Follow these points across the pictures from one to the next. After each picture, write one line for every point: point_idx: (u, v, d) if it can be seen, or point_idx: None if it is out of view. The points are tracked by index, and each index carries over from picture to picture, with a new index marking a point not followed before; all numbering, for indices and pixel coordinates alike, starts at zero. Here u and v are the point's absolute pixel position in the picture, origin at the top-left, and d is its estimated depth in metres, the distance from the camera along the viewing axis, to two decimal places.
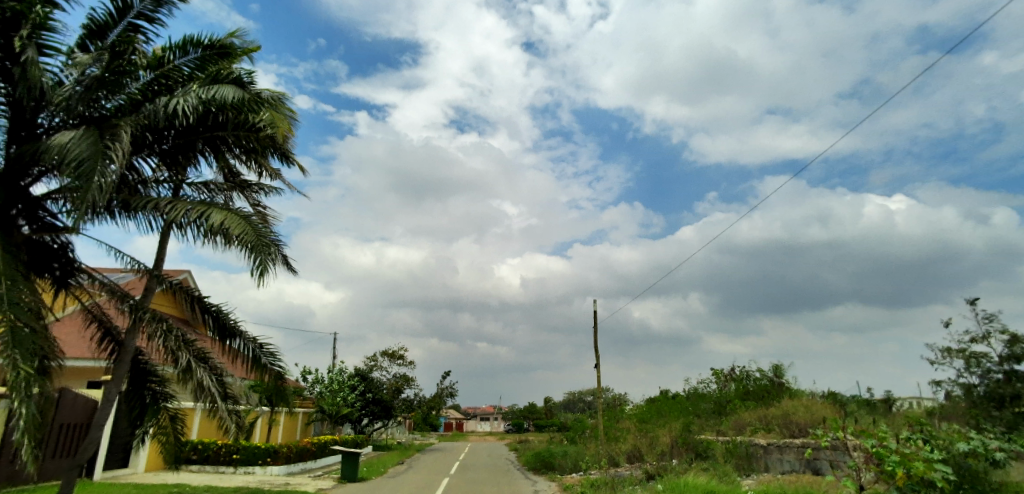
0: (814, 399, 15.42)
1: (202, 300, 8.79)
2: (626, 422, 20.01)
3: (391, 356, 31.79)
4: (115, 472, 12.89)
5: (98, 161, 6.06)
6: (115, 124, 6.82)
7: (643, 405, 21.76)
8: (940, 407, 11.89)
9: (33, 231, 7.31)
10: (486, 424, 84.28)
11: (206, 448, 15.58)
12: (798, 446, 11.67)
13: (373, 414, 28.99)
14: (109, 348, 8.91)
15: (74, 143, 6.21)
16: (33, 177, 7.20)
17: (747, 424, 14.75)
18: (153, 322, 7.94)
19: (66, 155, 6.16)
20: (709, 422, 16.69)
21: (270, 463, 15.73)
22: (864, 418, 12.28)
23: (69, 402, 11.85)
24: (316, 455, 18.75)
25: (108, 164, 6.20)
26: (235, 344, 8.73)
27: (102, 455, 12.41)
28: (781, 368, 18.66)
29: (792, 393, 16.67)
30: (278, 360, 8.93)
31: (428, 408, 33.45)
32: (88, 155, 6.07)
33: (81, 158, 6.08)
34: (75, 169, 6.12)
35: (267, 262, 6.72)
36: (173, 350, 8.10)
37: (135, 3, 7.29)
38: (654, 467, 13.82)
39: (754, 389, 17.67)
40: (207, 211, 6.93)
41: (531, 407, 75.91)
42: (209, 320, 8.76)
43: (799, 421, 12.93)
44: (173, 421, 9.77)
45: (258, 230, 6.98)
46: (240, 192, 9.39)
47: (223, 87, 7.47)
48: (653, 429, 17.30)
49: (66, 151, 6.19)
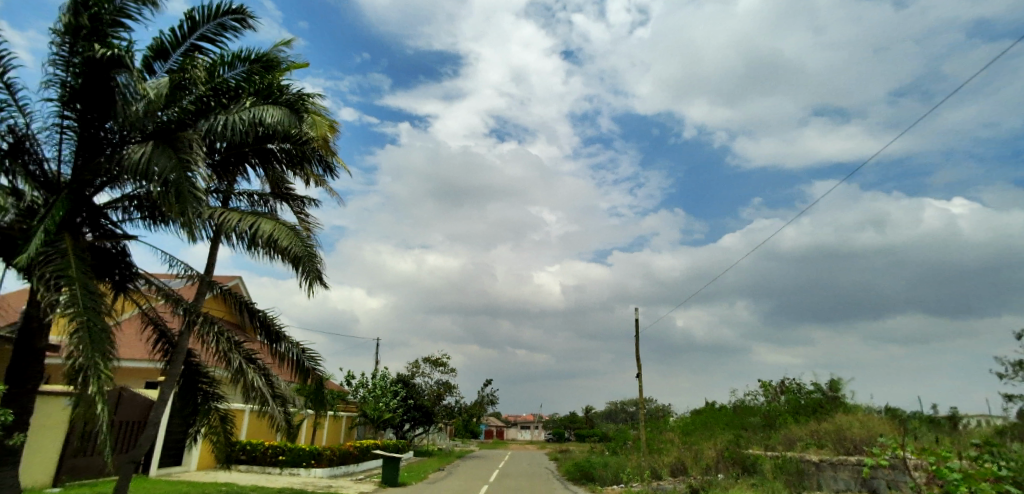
0: (871, 415, 14.61)
1: (250, 304, 9.08)
2: (670, 434, 19.52)
3: (434, 363, 32.03)
4: (168, 470, 13.45)
5: (175, 175, 6.42)
6: (181, 136, 7.13)
7: (687, 417, 21.21)
8: (1013, 427, 11.02)
9: (95, 238, 7.74)
10: (527, 432, 84.10)
11: (254, 449, 16.00)
12: (853, 464, 11.02)
13: (414, 419, 29.38)
14: (163, 349, 9.30)
15: (150, 159, 6.52)
16: (96, 188, 7.61)
17: (798, 439, 14.06)
18: (205, 325, 8.29)
19: (146, 169, 6.48)
20: (758, 436, 16.09)
21: (314, 465, 16.02)
22: (926, 436, 11.51)
23: (128, 401, 12.42)
24: (358, 458, 19.04)
25: (190, 177, 6.58)
26: (280, 347, 8.96)
27: (157, 452, 12.93)
28: (836, 382, 17.81)
29: (848, 408, 15.84)
30: (322, 363, 9.11)
31: (469, 415, 33.48)
32: (171, 169, 6.46)
33: (159, 173, 6.44)
34: (158, 184, 6.49)
35: (314, 274, 7.05)
36: (225, 352, 8.45)
37: (200, 25, 7.64)
38: (699, 480, 13.35)
39: (806, 402, 16.92)
40: (256, 222, 7.19)
41: (572, 417, 75.23)
42: (255, 325, 9.05)
43: (854, 438, 12.21)
44: (223, 421, 10.05)
45: (305, 242, 7.21)
46: (284, 202, 9.73)
47: (273, 108, 7.80)
48: (697, 442, 16.80)
49: (145, 166, 6.51)
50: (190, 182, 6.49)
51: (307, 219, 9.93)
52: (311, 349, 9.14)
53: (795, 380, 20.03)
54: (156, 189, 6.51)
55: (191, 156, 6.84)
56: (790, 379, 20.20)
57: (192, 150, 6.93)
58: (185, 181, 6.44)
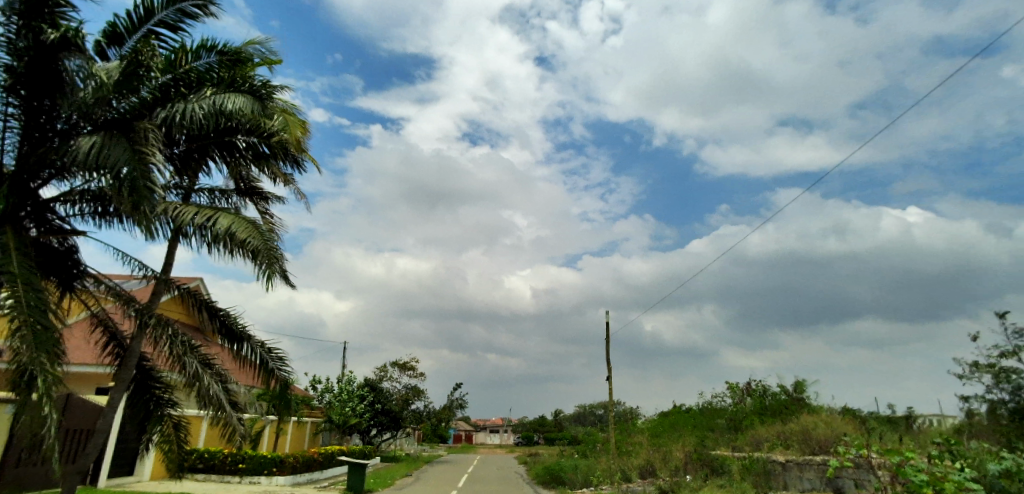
0: (833, 415, 14.90)
1: (210, 305, 8.64)
2: (639, 436, 19.55)
3: (402, 367, 31.51)
4: (120, 480, 12.77)
5: (128, 166, 6.02)
6: (137, 126, 6.72)
7: (655, 419, 21.33)
8: (968, 426, 11.36)
9: (40, 234, 7.24)
10: (496, 436, 83.78)
11: (212, 457, 15.38)
12: (819, 464, 11.16)
13: (382, 424, 28.84)
14: (113, 353, 8.77)
15: (101, 149, 6.11)
16: (43, 180, 7.13)
17: (765, 440, 14.21)
18: (159, 326, 7.83)
19: (96, 160, 6.07)
20: (725, 437, 16.24)
21: (276, 473, 15.54)
22: (888, 435, 11.77)
23: (76, 408, 11.74)
24: (323, 465, 18.52)
25: (145, 169, 6.18)
26: (241, 349, 8.56)
27: (108, 461, 12.27)
28: (800, 383, 18.15)
29: (812, 409, 16.14)
30: (287, 365, 8.75)
31: (438, 419, 33.07)
32: (124, 159, 6.06)
33: (111, 163, 6.04)
34: (109, 176, 6.08)
35: (275, 269, 6.70)
36: (180, 354, 8.00)
37: (157, 10, 7.24)
38: (668, 482, 13.32)
39: (771, 404, 17.17)
40: (214, 216, 6.85)
41: (541, 420, 75.24)
42: (215, 326, 8.61)
43: (819, 437, 12.40)
44: (177, 429, 9.54)
45: (265, 236, 6.88)
46: (249, 200, 9.33)
47: (236, 97, 7.43)
48: (666, 444, 16.85)
49: (95, 157, 6.10)
50: (146, 173, 6.10)
51: (273, 217, 9.54)
52: (275, 350, 8.77)
53: (760, 381, 20.37)
54: (108, 181, 6.10)
55: (146, 146, 6.45)
56: (755, 381, 20.53)
57: (147, 140, 6.53)
58: (140, 172, 6.05)
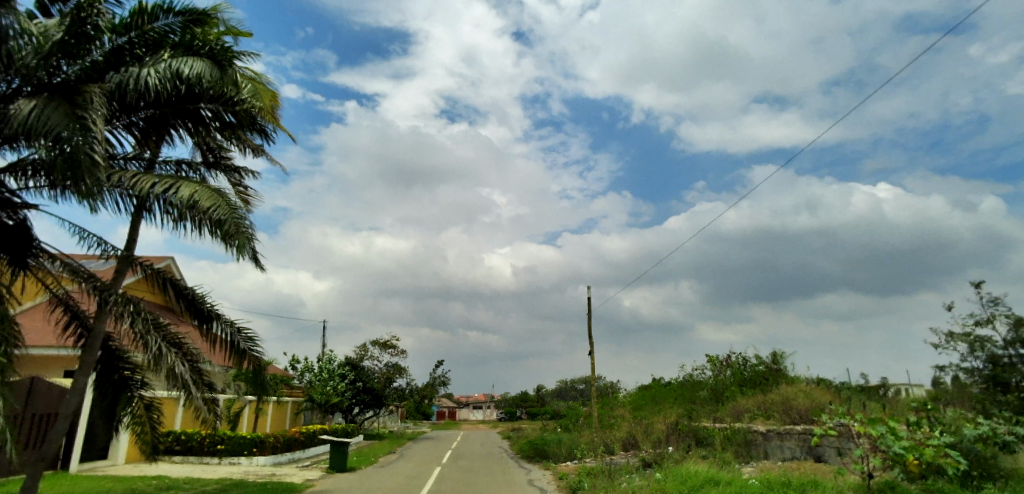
0: (811, 385, 15.19)
1: (177, 282, 8.23)
2: (621, 409, 19.76)
3: (382, 345, 31.30)
4: (92, 464, 12.42)
5: (66, 131, 5.47)
6: (82, 89, 6.16)
7: (636, 392, 21.59)
8: (943, 393, 11.64)
9: None
10: (479, 412, 84.51)
11: (190, 438, 15.06)
12: (800, 433, 11.34)
13: (364, 402, 28.71)
14: (77, 334, 8.38)
15: (41, 115, 5.59)
16: None
17: (746, 410, 14.43)
18: (120, 305, 7.44)
19: (35, 126, 5.54)
20: (706, 409, 16.47)
21: (257, 453, 15.24)
22: (866, 404, 12.01)
23: (42, 392, 11.32)
24: (304, 445, 18.33)
25: (87, 135, 5.62)
26: (211, 328, 8.24)
27: (79, 446, 11.92)
28: (778, 355, 18.46)
29: (790, 379, 16.44)
30: (258, 346, 8.43)
31: (421, 396, 33.05)
32: (63, 125, 5.51)
33: (50, 129, 5.50)
34: (48, 141, 5.53)
35: (242, 239, 6.31)
36: (142, 334, 7.60)
37: None
38: (651, 454, 13.43)
39: (750, 375, 17.45)
40: (176, 185, 6.46)
41: (523, 395, 76.08)
42: (182, 304, 8.24)
43: (800, 407, 12.59)
44: (148, 410, 9.23)
45: (231, 205, 6.50)
46: (221, 173, 8.94)
47: (195, 60, 6.94)
48: (648, 416, 17.05)
49: (36, 123, 5.58)
50: (87, 139, 5.54)
51: (247, 191, 9.15)
52: (246, 330, 8.44)
53: (739, 353, 20.71)
54: (50, 148, 5.59)
55: (90, 110, 5.88)
56: (733, 353, 20.87)
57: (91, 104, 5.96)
58: (80, 138, 5.49)
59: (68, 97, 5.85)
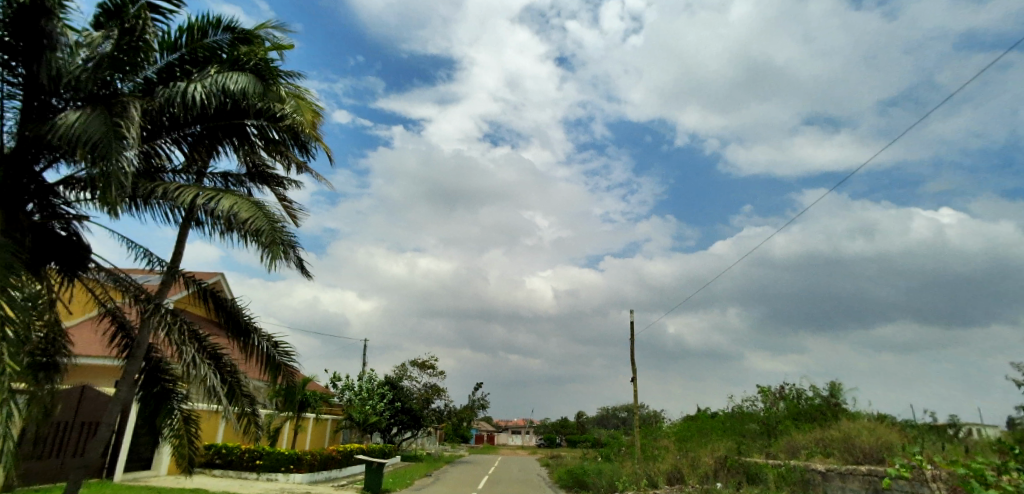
0: (875, 421, 14.06)
1: (218, 295, 8.32)
2: (665, 440, 18.87)
3: (421, 365, 31.26)
4: (135, 474, 12.65)
5: (106, 139, 5.56)
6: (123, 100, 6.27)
7: (682, 423, 20.63)
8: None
9: (42, 218, 6.97)
10: (518, 437, 83.23)
11: (230, 452, 15.21)
12: (864, 474, 10.41)
13: (402, 422, 28.59)
14: (122, 344, 8.56)
15: (83, 123, 5.70)
16: (46, 162, 6.88)
17: (802, 446, 13.44)
18: (160, 315, 7.52)
19: (75, 134, 5.62)
20: (758, 443, 15.50)
21: (293, 470, 15.23)
22: (939, 444, 10.95)
23: (91, 400, 11.66)
24: (341, 463, 18.26)
25: (120, 143, 5.68)
26: (249, 341, 8.26)
27: (124, 455, 12.18)
28: (837, 388, 17.28)
29: (851, 414, 15.30)
30: (293, 360, 8.38)
31: (460, 419, 32.69)
32: (100, 134, 5.59)
33: (87, 136, 5.59)
34: (84, 148, 5.62)
35: (278, 249, 6.24)
36: (178, 343, 7.63)
37: None
38: (698, 490, 12.62)
39: (806, 408, 16.36)
40: (217, 196, 6.51)
41: (563, 422, 74.53)
42: (221, 317, 8.30)
43: (863, 445, 11.58)
44: (187, 423, 9.30)
45: (269, 216, 6.50)
46: (266, 185, 9.09)
47: (239, 74, 7.08)
48: (694, 449, 16.16)
49: (77, 132, 5.66)
50: (121, 149, 5.62)
51: (291, 205, 9.22)
52: (282, 344, 8.42)
53: (793, 385, 19.54)
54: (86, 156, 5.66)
55: (129, 119, 6.00)
56: (787, 384, 19.72)
57: (130, 113, 6.07)
58: (116, 146, 5.57)
59: (108, 106, 5.99)
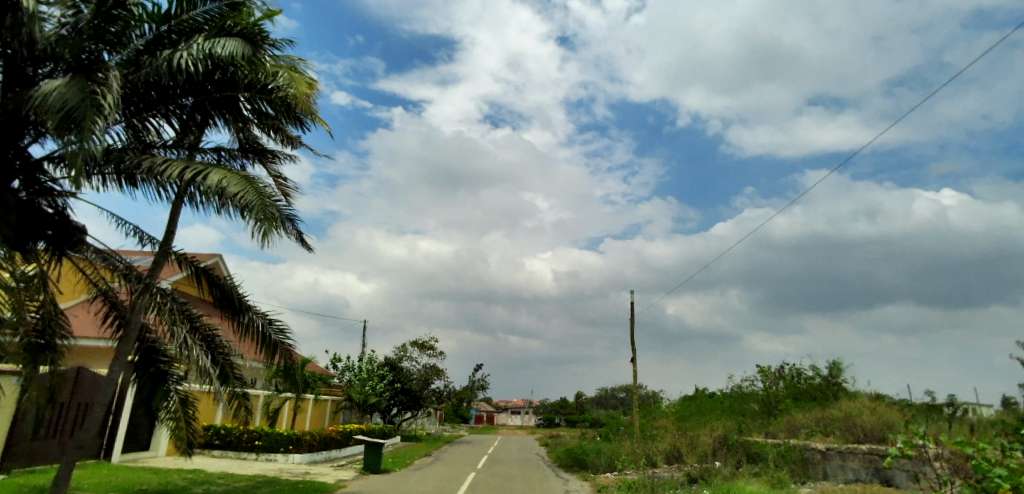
0: (875, 401, 14.03)
1: (211, 274, 8.13)
2: (664, 420, 18.89)
3: (421, 346, 31.29)
4: (134, 455, 12.63)
5: (85, 109, 5.32)
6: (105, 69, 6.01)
7: (681, 403, 20.64)
8: None
9: (29, 195, 6.76)
10: (518, 417, 83.97)
11: (229, 433, 15.20)
12: (865, 453, 10.36)
13: (402, 403, 28.70)
14: (115, 325, 8.42)
15: (62, 93, 5.45)
16: (31, 137, 6.65)
17: (802, 426, 13.40)
18: (151, 294, 7.34)
19: (54, 104, 5.39)
20: (757, 422, 15.49)
21: (293, 451, 15.21)
22: (941, 424, 10.89)
23: (88, 381, 11.61)
24: (341, 443, 18.31)
25: (99, 114, 5.43)
26: (243, 320, 8.11)
27: (122, 436, 12.16)
28: (837, 368, 17.22)
29: (851, 394, 15.26)
30: (289, 338, 8.25)
31: (460, 399, 32.83)
32: (79, 103, 5.35)
33: (65, 105, 5.35)
34: (62, 118, 5.38)
35: (270, 223, 6.02)
36: (171, 323, 7.48)
37: None
38: (697, 469, 12.61)
39: (806, 388, 16.33)
40: (205, 171, 6.29)
41: (562, 402, 75.10)
42: (215, 296, 8.13)
43: (864, 425, 11.52)
44: (183, 404, 9.19)
45: (260, 190, 6.27)
46: (259, 161, 8.85)
47: (227, 40, 6.76)
48: (693, 428, 16.15)
49: (58, 102, 5.42)
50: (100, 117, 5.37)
51: (287, 182, 9.01)
52: (278, 322, 8.28)
53: (792, 365, 19.50)
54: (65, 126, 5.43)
55: (108, 89, 5.75)
56: (787, 364, 19.68)
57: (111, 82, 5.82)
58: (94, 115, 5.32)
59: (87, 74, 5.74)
